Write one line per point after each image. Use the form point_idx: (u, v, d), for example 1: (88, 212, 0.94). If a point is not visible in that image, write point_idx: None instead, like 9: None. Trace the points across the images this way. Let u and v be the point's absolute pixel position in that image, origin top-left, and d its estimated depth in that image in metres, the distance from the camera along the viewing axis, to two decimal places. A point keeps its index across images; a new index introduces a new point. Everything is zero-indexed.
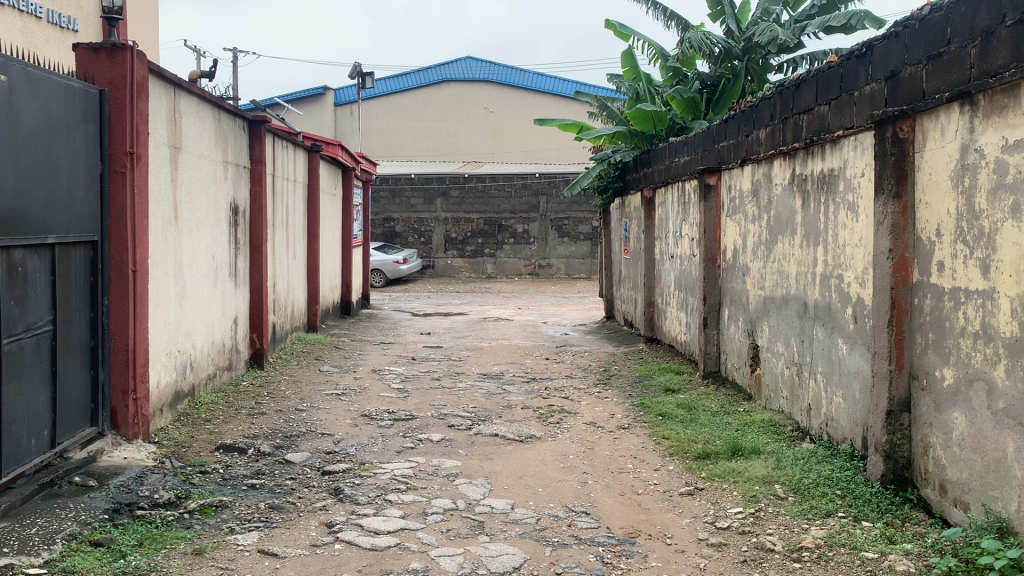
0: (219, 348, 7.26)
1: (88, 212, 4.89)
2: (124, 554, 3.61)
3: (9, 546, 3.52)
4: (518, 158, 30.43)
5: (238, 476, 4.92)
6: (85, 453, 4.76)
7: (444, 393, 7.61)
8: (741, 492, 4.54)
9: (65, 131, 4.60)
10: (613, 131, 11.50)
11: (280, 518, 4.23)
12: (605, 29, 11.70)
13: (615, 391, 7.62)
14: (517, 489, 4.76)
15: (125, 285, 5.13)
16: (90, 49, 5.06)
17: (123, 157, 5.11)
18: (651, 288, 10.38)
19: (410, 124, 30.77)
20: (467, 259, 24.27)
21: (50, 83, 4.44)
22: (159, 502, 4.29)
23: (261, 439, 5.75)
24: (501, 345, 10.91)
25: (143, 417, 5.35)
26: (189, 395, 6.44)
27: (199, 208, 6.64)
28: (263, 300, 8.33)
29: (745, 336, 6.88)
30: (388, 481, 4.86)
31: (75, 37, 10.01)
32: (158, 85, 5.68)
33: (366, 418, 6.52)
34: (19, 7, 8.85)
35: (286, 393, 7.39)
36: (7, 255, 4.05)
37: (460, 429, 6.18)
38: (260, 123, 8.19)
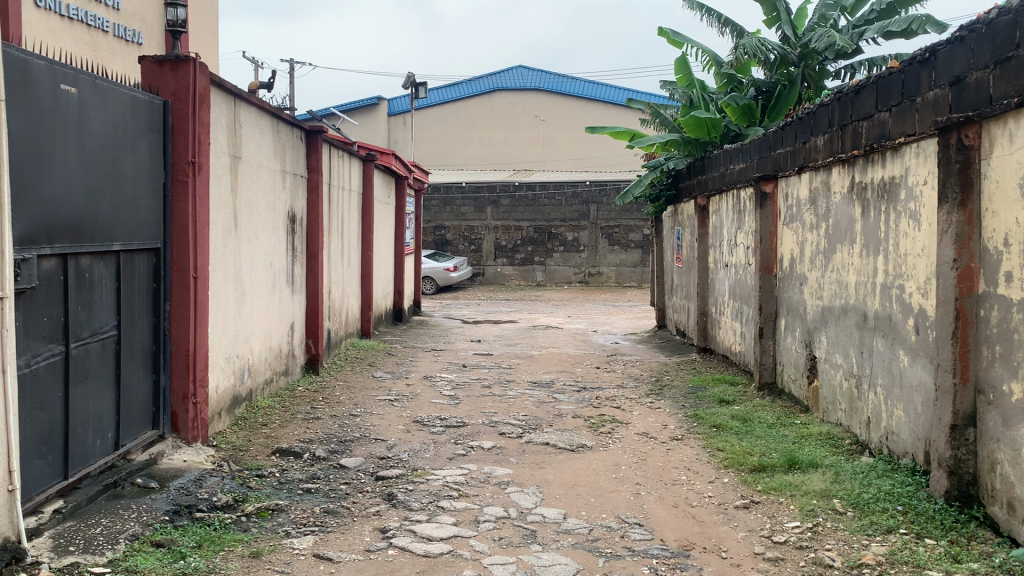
0: (276, 354, 7.38)
1: (152, 220, 5.02)
2: (184, 555, 3.68)
3: (76, 545, 3.62)
4: (568, 166, 30.38)
5: (294, 480, 4.99)
6: (146, 455, 4.87)
7: (495, 400, 7.61)
8: (798, 506, 4.46)
9: (130, 142, 4.72)
10: (666, 139, 11.45)
11: (334, 522, 4.27)
12: (659, 36, 11.65)
13: (668, 401, 7.54)
14: (569, 499, 4.73)
15: (186, 291, 5.25)
16: (155, 61, 5.19)
17: (185, 166, 5.23)
18: (705, 297, 10.26)
19: (462, 132, 31.02)
20: (517, 267, 24.33)
21: (117, 94, 4.57)
22: (217, 505, 4.37)
23: (317, 444, 5.82)
24: (551, 353, 10.89)
25: (203, 420, 5.46)
26: (246, 399, 6.55)
27: (257, 216, 6.77)
28: (319, 307, 8.46)
29: (803, 347, 6.76)
30: (440, 488, 4.88)
31: (140, 51, 10.30)
32: (219, 97, 5.81)
33: (418, 425, 6.56)
34: (86, 22, 9.16)
35: (340, 399, 7.47)
36: (75, 262, 4.17)
37: (511, 437, 6.18)
38: (317, 133, 8.31)
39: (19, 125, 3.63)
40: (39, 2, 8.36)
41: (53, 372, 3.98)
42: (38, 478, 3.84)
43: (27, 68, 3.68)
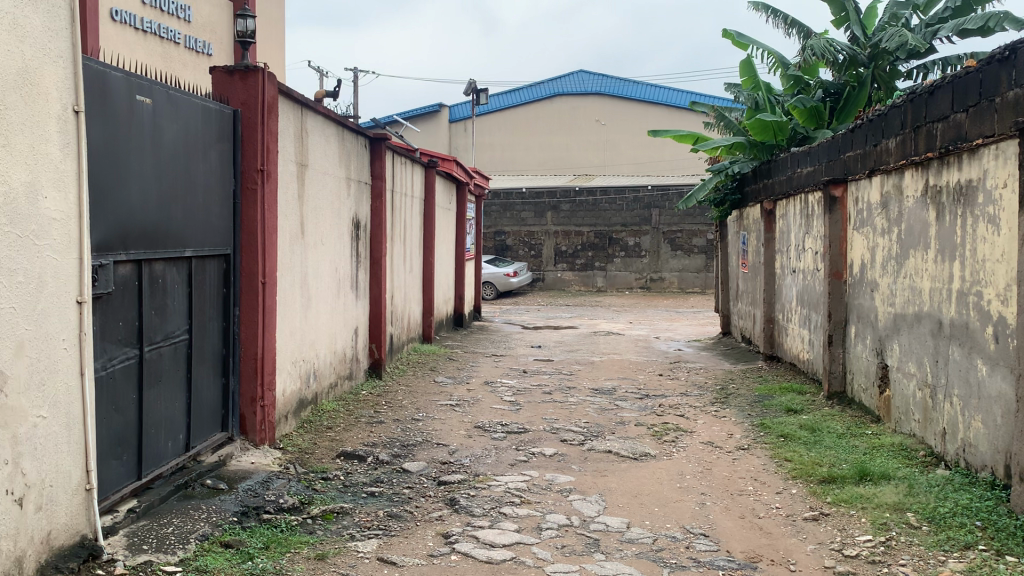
0: (341, 357, 7.49)
1: (222, 227, 5.14)
2: (252, 556, 3.75)
3: (149, 544, 3.72)
4: (629, 170, 30.14)
5: (358, 484, 5.04)
6: (215, 456, 4.99)
7: (556, 407, 7.58)
8: (870, 519, 4.33)
9: (202, 150, 4.85)
10: (731, 142, 11.28)
11: (398, 526, 4.30)
12: (723, 38, 11.51)
13: (733, 410, 7.41)
14: (633, 508, 4.68)
15: (255, 296, 5.36)
16: (226, 72, 5.33)
17: (254, 174, 5.35)
18: (771, 304, 10.07)
19: (523, 138, 31.09)
20: (577, 273, 24.24)
21: (190, 105, 4.70)
22: (284, 507, 4.45)
23: (380, 448, 5.88)
24: (613, 360, 10.81)
25: (270, 423, 5.56)
26: (312, 403, 6.66)
27: (323, 222, 6.87)
28: (382, 312, 8.56)
29: (874, 355, 6.57)
30: (502, 494, 4.87)
31: (210, 62, 10.59)
32: (287, 106, 5.93)
33: (479, 430, 6.57)
34: (159, 35, 9.45)
35: (403, 403, 7.54)
36: (149, 268, 4.29)
37: (573, 444, 6.15)
38: (381, 141, 8.41)
39: (98, 135, 3.75)
40: (115, 16, 8.65)
41: (128, 374, 4.09)
42: (113, 478, 3.96)
43: (104, 79, 3.80)
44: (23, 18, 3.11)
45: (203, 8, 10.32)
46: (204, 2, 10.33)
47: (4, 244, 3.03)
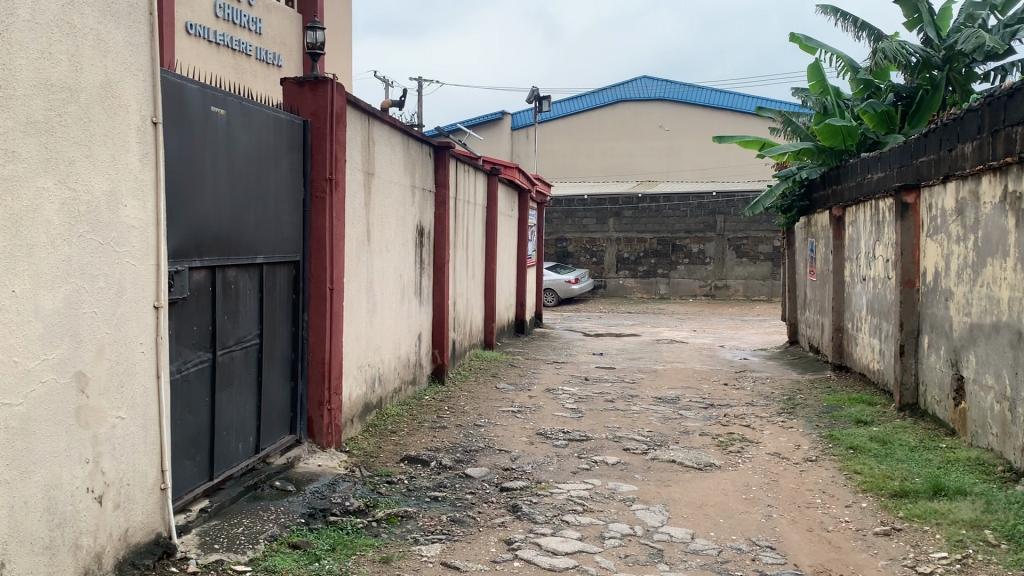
0: (405, 362, 7.58)
1: (291, 234, 5.26)
2: (319, 557, 3.82)
3: (220, 543, 3.82)
4: (692, 176, 29.85)
5: (421, 488, 5.09)
6: (284, 459, 5.10)
7: (619, 415, 7.53)
8: (945, 536, 4.19)
9: (273, 159, 4.97)
10: (799, 147, 11.09)
11: (461, 531, 4.33)
12: (790, 42, 11.31)
13: (800, 421, 7.26)
14: (698, 519, 4.62)
15: (323, 302, 5.47)
16: (297, 83, 5.46)
17: (322, 183, 5.47)
18: (840, 312, 9.85)
19: (585, 145, 31.06)
20: (639, 280, 24.06)
21: (262, 115, 4.82)
22: (350, 509, 4.51)
23: (443, 453, 5.93)
24: (676, 368, 10.70)
25: (337, 426, 5.66)
26: (377, 407, 6.75)
27: (388, 230, 6.97)
28: (445, 318, 8.64)
29: (948, 366, 6.37)
30: (564, 502, 4.86)
31: (280, 72, 10.86)
32: (354, 115, 6.04)
33: (541, 437, 6.57)
34: (231, 47, 9.72)
35: (465, 409, 7.60)
36: (223, 274, 4.42)
37: (636, 453, 6.11)
38: (445, 149, 8.50)
39: (175, 146, 3.87)
40: (191, 29, 8.92)
41: (201, 377, 4.21)
42: (186, 478, 4.07)
43: (181, 91, 3.93)
44: (105, 32, 3.24)
45: (274, 20, 10.59)
46: (274, 14, 10.59)
47: (87, 251, 3.15)
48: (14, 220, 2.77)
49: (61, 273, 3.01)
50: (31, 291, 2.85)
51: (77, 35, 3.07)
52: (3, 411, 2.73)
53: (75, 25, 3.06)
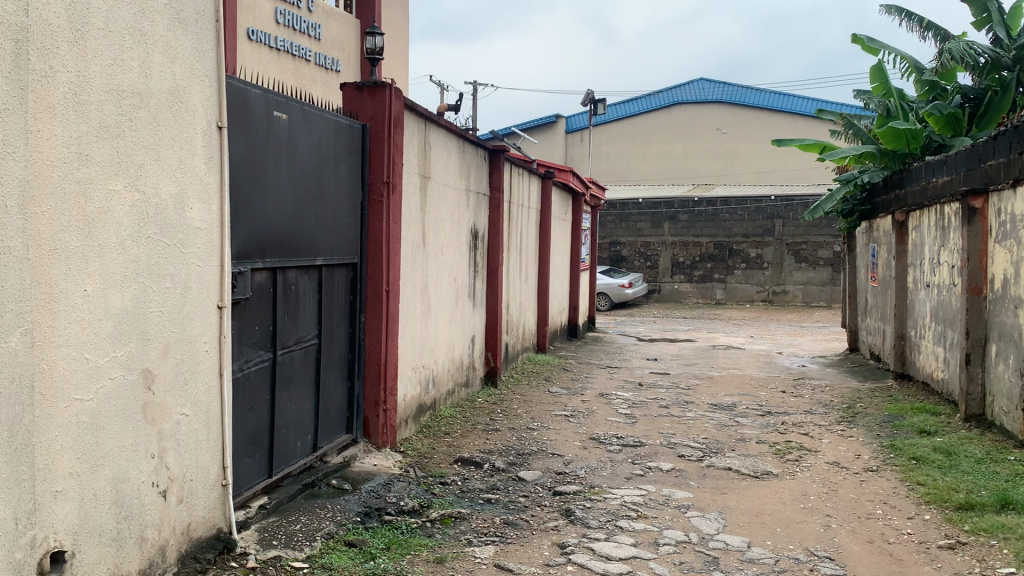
0: (458, 364, 7.62)
1: (350, 237, 5.34)
2: (374, 556, 3.86)
3: (278, 540, 3.89)
4: (748, 180, 29.32)
5: (474, 489, 5.12)
6: (340, 457, 5.18)
7: (673, 422, 7.45)
8: (1013, 551, 4.06)
9: (333, 163, 5.05)
10: (860, 150, 10.86)
11: (514, 534, 4.34)
12: (852, 43, 11.10)
13: (860, 430, 7.10)
14: (754, 527, 4.56)
15: (379, 303, 5.54)
16: (356, 88, 5.54)
17: (380, 186, 5.54)
18: (903, 319, 9.61)
19: (641, 148, 30.88)
20: (695, 284, 23.80)
21: (323, 119, 4.91)
22: (405, 509, 4.56)
23: (497, 455, 5.95)
24: (732, 374, 10.56)
25: (392, 427, 5.72)
26: (431, 408, 6.81)
27: (443, 233, 7.03)
28: (498, 321, 8.67)
29: (1017, 376, 6.16)
30: (618, 507, 4.84)
31: (338, 77, 11.03)
32: (412, 120, 6.11)
33: (594, 442, 6.54)
34: (291, 53, 9.91)
35: (518, 412, 7.61)
36: (283, 275, 4.50)
37: (691, 460, 6.04)
38: (500, 153, 8.53)
39: (238, 150, 3.96)
40: (252, 35, 9.10)
41: (262, 376, 4.30)
42: (246, 475, 4.16)
43: (245, 97, 4.02)
44: (174, 39, 3.33)
45: (333, 26, 10.76)
46: (333, 20, 10.77)
47: (155, 252, 3.25)
48: (86, 221, 2.86)
49: (131, 272, 3.11)
50: (102, 290, 2.95)
51: (148, 42, 3.17)
52: (73, 406, 2.82)
53: (146, 32, 3.16)
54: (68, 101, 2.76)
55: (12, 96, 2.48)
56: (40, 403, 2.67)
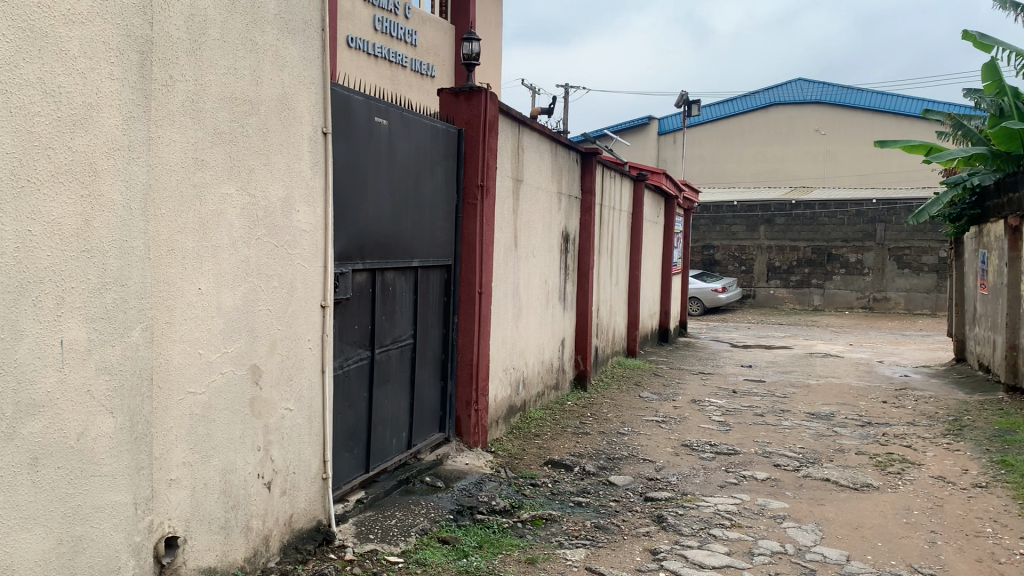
0: (548, 367, 7.65)
1: (445, 239, 5.44)
2: (467, 554, 3.92)
3: (375, 534, 4.00)
4: (850, 182, 28.47)
5: (565, 492, 5.13)
6: (433, 455, 5.27)
7: (768, 430, 7.30)
8: None
9: (429, 167, 5.15)
10: (971, 152, 10.39)
11: (605, 538, 4.33)
12: (963, 40, 10.63)
13: (968, 444, 6.80)
14: (853, 541, 4.43)
15: (472, 305, 5.62)
16: (452, 93, 5.64)
17: (474, 190, 5.63)
18: (1015, 329, 9.16)
19: (736, 150, 30.31)
20: (792, 290, 23.16)
21: (421, 125, 5.01)
22: (496, 509, 4.61)
23: (587, 458, 5.95)
24: (830, 383, 10.26)
25: (483, 427, 5.80)
26: (521, 410, 6.86)
27: (535, 236, 7.07)
28: (588, 324, 8.66)
29: None
30: (711, 515, 4.77)
31: (432, 82, 11.22)
32: (506, 124, 6.18)
33: (686, 449, 6.47)
34: (388, 59, 10.13)
35: (609, 416, 7.58)
36: (381, 276, 4.62)
37: (787, 470, 5.91)
38: (592, 155, 8.52)
39: (341, 154, 4.09)
40: (351, 42, 9.35)
41: (361, 374, 4.43)
42: (345, 470, 4.28)
43: (349, 104, 4.14)
44: (283, 48, 3.47)
45: (429, 32, 10.97)
46: (429, 26, 10.96)
47: (263, 253, 3.38)
48: (201, 223, 3.01)
49: (241, 273, 3.25)
50: (215, 289, 3.09)
51: (259, 51, 3.31)
52: (187, 399, 2.97)
53: (257, 41, 3.29)
54: (185, 108, 2.91)
55: (137, 104, 2.63)
56: (157, 395, 2.82)
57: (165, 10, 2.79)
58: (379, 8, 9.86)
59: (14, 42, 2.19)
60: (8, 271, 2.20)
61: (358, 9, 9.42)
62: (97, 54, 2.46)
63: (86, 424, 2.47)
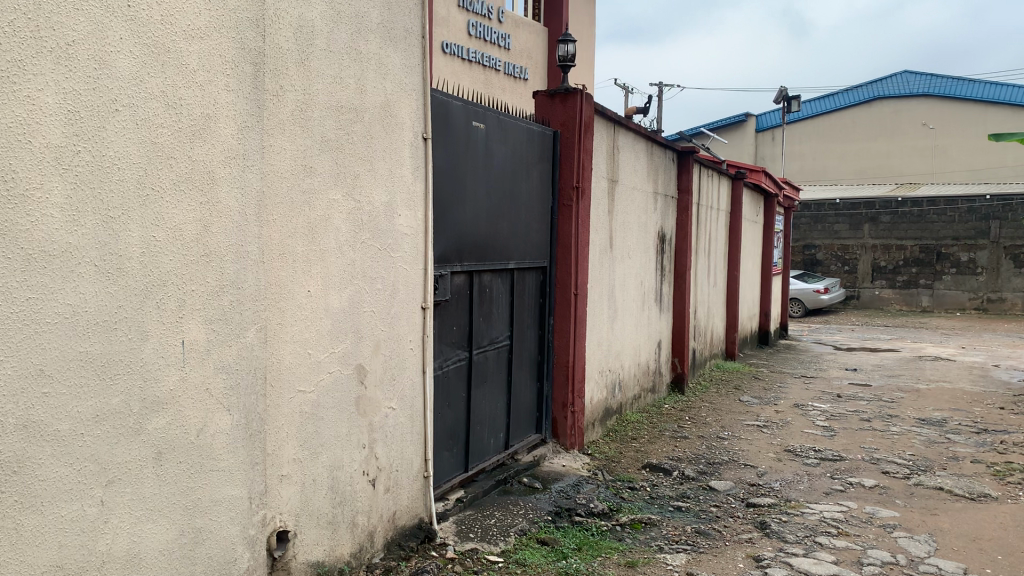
0: (645, 369, 7.58)
1: (540, 241, 5.46)
2: (566, 555, 3.92)
3: (475, 533, 4.05)
4: (961, 177, 27.16)
5: (664, 496, 5.07)
6: (530, 456, 5.30)
7: (875, 436, 7.04)
8: None
9: (525, 169, 5.19)
10: None
11: (706, 544, 4.26)
12: None
13: None
14: (971, 553, 4.23)
15: (568, 307, 5.62)
16: (548, 95, 5.69)
17: (570, 191, 5.63)
18: None
19: (837, 146, 29.41)
20: (898, 291, 22.26)
21: (517, 127, 5.05)
22: (595, 511, 4.59)
23: (686, 463, 5.86)
24: (942, 388, 9.82)
25: (579, 429, 5.79)
26: (617, 412, 6.83)
27: (631, 236, 7.03)
28: (685, 327, 8.54)
29: None
30: (817, 523, 4.64)
31: (525, 85, 11.28)
32: (601, 124, 6.16)
33: (789, 454, 6.30)
34: (482, 63, 10.24)
35: (707, 420, 7.45)
36: (479, 278, 4.67)
37: (896, 477, 5.69)
38: (688, 154, 8.40)
39: (441, 158, 4.16)
40: (446, 49, 9.49)
41: (459, 374, 4.48)
42: (445, 469, 4.35)
43: (447, 109, 4.21)
44: (385, 56, 3.55)
45: (522, 35, 11.04)
46: (521, 29, 11.02)
47: (368, 256, 3.47)
48: (310, 228, 3.11)
49: (347, 275, 3.34)
50: (323, 291, 3.19)
51: (363, 60, 3.39)
52: (298, 397, 3.07)
53: (362, 51, 3.38)
54: (295, 116, 3.01)
55: (251, 114, 2.73)
56: (270, 393, 2.93)
57: (276, 23, 2.89)
58: (473, 13, 9.97)
59: (140, 58, 2.31)
60: (135, 274, 2.32)
61: (452, 15, 9.56)
62: (215, 66, 2.57)
63: (206, 420, 2.59)
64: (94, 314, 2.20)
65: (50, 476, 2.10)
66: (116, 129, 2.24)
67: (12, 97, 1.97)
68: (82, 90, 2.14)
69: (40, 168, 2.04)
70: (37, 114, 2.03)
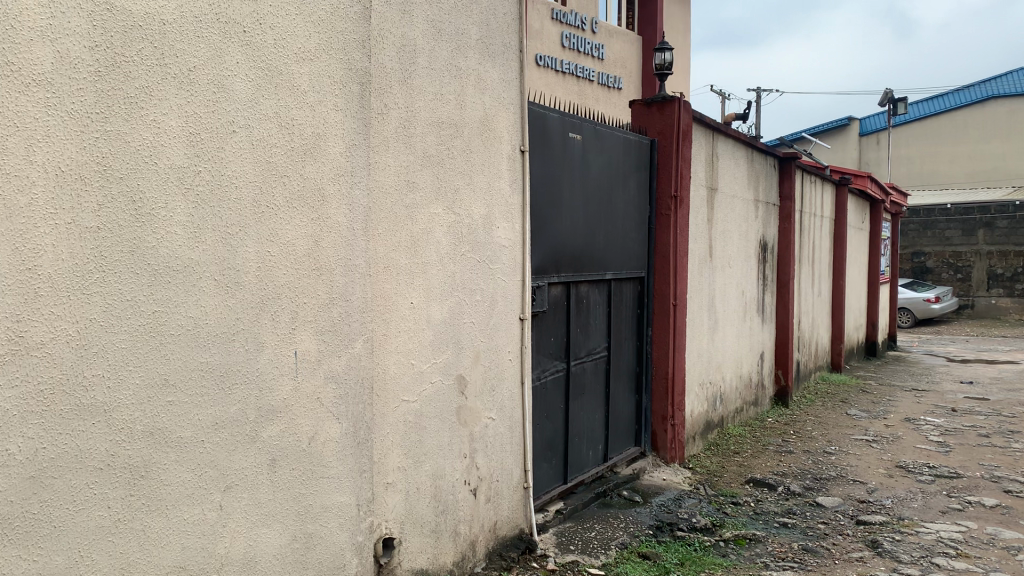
0: (746, 382, 7.41)
1: (638, 252, 5.43)
2: (669, 571, 3.87)
3: (576, 545, 4.03)
4: None
5: (769, 512, 4.94)
6: (630, 469, 5.25)
7: (996, 452, 6.68)
8: None
9: (622, 179, 5.16)
10: None
11: (815, 562, 4.13)
12: None
13: None
14: None
15: (667, 318, 5.55)
16: (645, 105, 5.66)
17: (668, 201, 5.57)
18: None
19: (948, 148, 28.11)
20: (1017, 299, 21.06)
21: (614, 138, 5.04)
22: (697, 526, 4.51)
23: (792, 478, 5.70)
24: None
25: (679, 442, 5.70)
26: (719, 426, 6.70)
27: (731, 245, 6.90)
28: (788, 338, 8.32)
29: None
30: (933, 543, 4.43)
31: (619, 94, 11.24)
32: (699, 131, 6.08)
33: (901, 470, 6.04)
34: (577, 74, 10.28)
35: (813, 434, 7.22)
36: (577, 289, 4.68)
37: (1020, 497, 5.38)
38: (790, 160, 8.20)
39: (538, 170, 4.19)
40: (540, 61, 9.58)
41: (557, 385, 4.49)
42: (544, 480, 4.35)
43: (545, 121, 4.24)
44: (485, 72, 3.60)
45: (616, 45, 11.02)
46: (616, 39, 11.01)
47: (468, 269, 3.53)
48: (413, 242, 3.17)
49: (448, 286, 3.40)
50: (426, 303, 3.26)
51: (463, 76, 3.45)
52: (403, 407, 3.14)
53: (462, 67, 3.45)
54: (399, 134, 3.09)
55: (359, 132, 2.82)
56: (377, 402, 3.01)
57: (380, 43, 2.98)
58: (568, 25, 10.02)
59: (255, 81, 2.41)
60: (251, 287, 2.42)
61: (547, 27, 9.64)
62: (326, 87, 2.67)
63: (316, 428, 2.67)
64: (214, 327, 2.31)
65: (174, 481, 2.21)
66: (233, 150, 2.35)
67: (140, 122, 2.09)
68: (202, 113, 2.25)
69: (165, 189, 2.16)
70: (162, 136, 2.15)
